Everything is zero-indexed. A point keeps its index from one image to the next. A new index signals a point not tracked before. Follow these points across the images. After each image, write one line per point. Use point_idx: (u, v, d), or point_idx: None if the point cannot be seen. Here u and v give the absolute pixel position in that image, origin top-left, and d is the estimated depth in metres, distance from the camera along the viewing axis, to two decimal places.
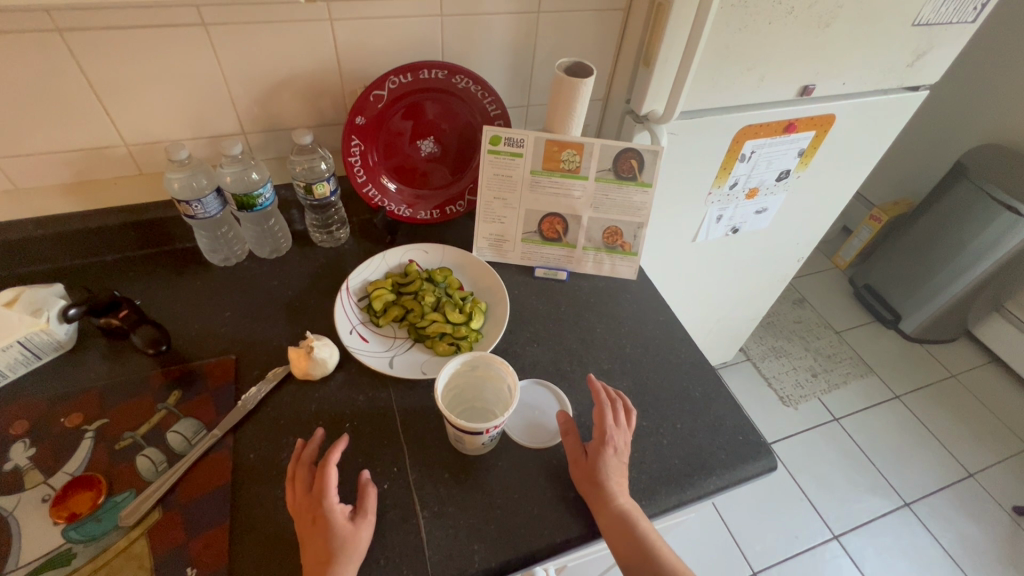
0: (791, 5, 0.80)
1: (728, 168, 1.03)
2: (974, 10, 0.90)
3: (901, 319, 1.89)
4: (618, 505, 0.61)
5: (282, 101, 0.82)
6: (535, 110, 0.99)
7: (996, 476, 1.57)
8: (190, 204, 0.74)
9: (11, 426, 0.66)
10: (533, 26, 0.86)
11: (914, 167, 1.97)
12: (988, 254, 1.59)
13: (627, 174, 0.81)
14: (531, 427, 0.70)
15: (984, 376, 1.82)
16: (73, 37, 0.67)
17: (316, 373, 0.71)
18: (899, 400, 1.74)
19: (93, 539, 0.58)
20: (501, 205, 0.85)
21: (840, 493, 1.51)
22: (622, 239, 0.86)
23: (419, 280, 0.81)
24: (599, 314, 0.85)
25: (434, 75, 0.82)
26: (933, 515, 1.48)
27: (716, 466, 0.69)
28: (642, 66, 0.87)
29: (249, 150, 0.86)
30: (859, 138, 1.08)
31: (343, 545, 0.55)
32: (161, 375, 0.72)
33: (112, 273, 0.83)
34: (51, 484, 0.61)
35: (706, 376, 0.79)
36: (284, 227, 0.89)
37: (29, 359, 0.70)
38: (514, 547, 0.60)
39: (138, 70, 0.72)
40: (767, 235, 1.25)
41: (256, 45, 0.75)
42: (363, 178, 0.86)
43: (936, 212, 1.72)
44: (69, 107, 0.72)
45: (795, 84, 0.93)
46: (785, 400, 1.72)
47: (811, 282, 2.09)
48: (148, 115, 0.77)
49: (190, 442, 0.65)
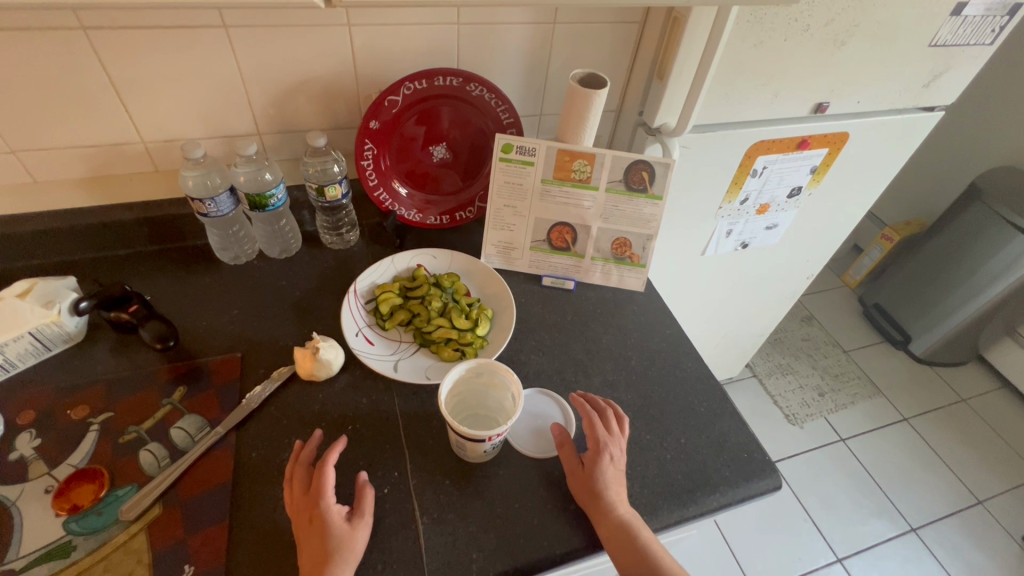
0: (807, 22, 0.80)
1: (740, 183, 1.03)
2: (992, 32, 0.90)
3: (911, 340, 1.87)
4: (618, 516, 0.60)
5: (297, 104, 0.83)
6: (548, 120, 0.99)
7: (1005, 504, 1.54)
8: (204, 202, 0.74)
9: (19, 415, 0.66)
10: (548, 37, 0.86)
11: (927, 188, 1.96)
12: (999, 280, 1.58)
13: (638, 186, 0.80)
14: (534, 435, 0.70)
15: (995, 400, 1.79)
16: (97, 34, 0.68)
17: (321, 374, 0.71)
18: (907, 423, 1.71)
19: (94, 532, 0.58)
20: (512, 213, 0.85)
21: (845, 515, 1.49)
22: (631, 250, 0.86)
23: (426, 284, 0.81)
24: (605, 324, 0.85)
25: (448, 83, 0.83)
26: (939, 541, 1.45)
27: (719, 483, 0.68)
28: (655, 80, 0.88)
29: (263, 150, 0.87)
30: (873, 157, 1.08)
31: (340, 547, 0.55)
32: (168, 371, 0.72)
33: (124, 268, 0.84)
34: (55, 476, 0.62)
35: (711, 391, 0.78)
36: (295, 227, 0.90)
37: (39, 350, 0.71)
38: (514, 557, 0.60)
39: (159, 70, 0.73)
40: (776, 252, 1.25)
41: (273, 48, 0.76)
42: (374, 181, 0.87)
43: (949, 233, 1.70)
44: (89, 103, 0.74)
45: (809, 101, 0.93)
46: (791, 419, 1.70)
47: (821, 300, 2.08)
48: (165, 114, 0.78)
49: (193, 438, 0.66)
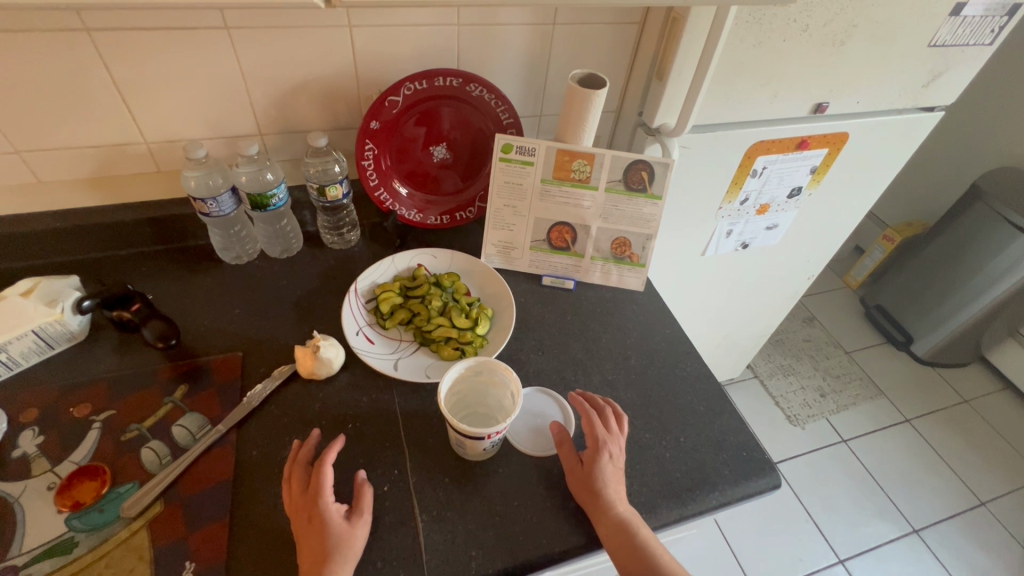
0: (806, 23, 0.80)
1: (740, 183, 1.03)
2: (991, 32, 0.90)
3: (913, 341, 1.86)
4: (617, 514, 0.60)
5: (298, 104, 0.84)
6: (548, 120, 0.99)
7: (1007, 505, 1.53)
8: (205, 202, 0.75)
9: (22, 413, 0.67)
10: (548, 38, 0.87)
11: (928, 188, 1.96)
12: (1001, 280, 1.57)
13: (637, 186, 0.81)
14: (534, 434, 0.70)
15: (997, 401, 1.79)
16: (101, 35, 0.69)
17: (321, 373, 0.72)
18: (909, 424, 1.71)
19: (96, 528, 0.58)
20: (512, 213, 0.85)
21: (847, 517, 1.49)
22: (631, 250, 0.86)
23: (427, 284, 0.81)
24: (605, 324, 0.85)
25: (448, 83, 0.83)
26: (942, 543, 1.45)
27: (718, 482, 0.68)
28: (655, 81, 0.88)
29: (265, 150, 0.88)
30: (873, 157, 1.08)
31: (339, 545, 0.55)
32: (169, 369, 0.72)
33: (126, 267, 0.85)
34: (57, 473, 0.62)
35: (710, 390, 0.78)
36: (296, 227, 0.91)
37: (42, 349, 0.71)
38: (514, 555, 0.60)
39: (162, 71, 0.74)
40: (776, 252, 1.25)
41: (275, 49, 0.77)
42: (375, 181, 0.87)
43: (951, 234, 1.70)
44: (92, 104, 0.74)
45: (809, 101, 0.93)
46: (793, 419, 1.70)
47: (823, 301, 2.08)
48: (167, 114, 0.79)
49: (194, 436, 0.66)
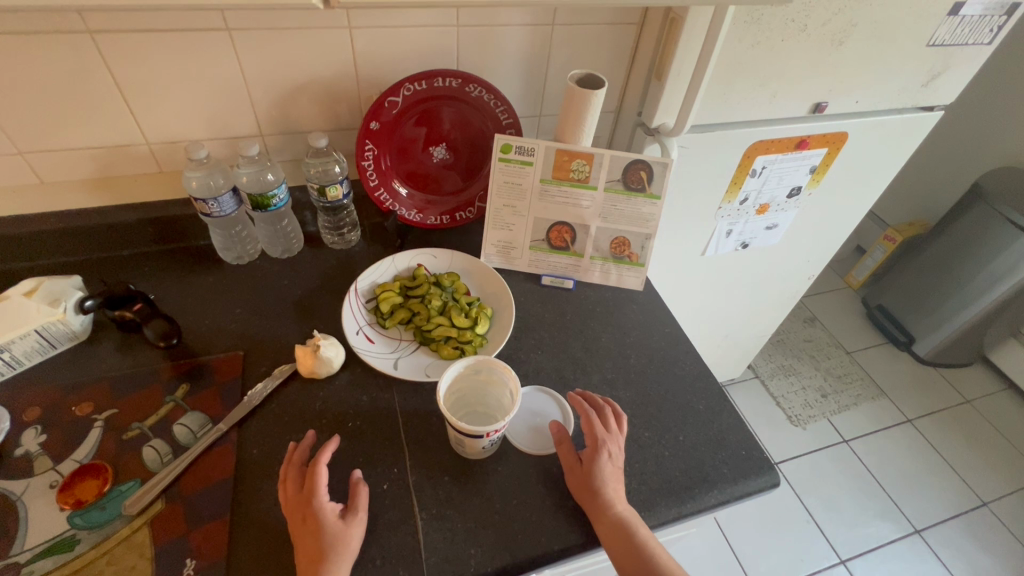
0: (804, 23, 0.80)
1: (739, 183, 1.03)
2: (990, 31, 0.90)
3: (915, 341, 1.86)
4: (616, 513, 0.61)
5: (299, 105, 0.84)
6: (548, 120, 1.00)
7: (1009, 506, 1.53)
8: (206, 202, 0.75)
9: (25, 412, 0.67)
10: (547, 38, 0.87)
11: (929, 188, 1.96)
12: (1003, 280, 1.57)
13: (636, 185, 0.81)
14: (533, 432, 0.71)
15: (999, 401, 1.78)
16: (103, 37, 0.69)
17: (322, 372, 0.72)
18: (910, 424, 1.71)
19: (98, 526, 0.59)
20: (511, 212, 0.85)
21: (848, 517, 1.48)
22: (630, 250, 0.86)
23: (426, 284, 0.82)
24: (604, 323, 0.85)
25: (448, 84, 0.84)
26: (943, 543, 1.45)
27: (717, 481, 0.69)
28: (654, 81, 0.89)
29: (266, 151, 0.88)
30: (872, 157, 1.08)
31: (335, 544, 0.56)
32: (170, 368, 0.73)
33: (128, 267, 0.86)
34: (59, 471, 0.63)
35: (709, 389, 0.78)
36: (297, 228, 0.91)
37: (45, 348, 0.72)
38: (512, 553, 0.60)
39: (163, 72, 0.75)
40: (776, 252, 1.25)
41: (276, 50, 0.77)
42: (375, 181, 0.87)
43: (951, 234, 1.70)
44: (94, 105, 0.75)
45: (808, 100, 0.93)
46: (794, 420, 1.69)
47: (824, 301, 2.07)
48: (169, 115, 0.79)
49: (196, 434, 0.67)
